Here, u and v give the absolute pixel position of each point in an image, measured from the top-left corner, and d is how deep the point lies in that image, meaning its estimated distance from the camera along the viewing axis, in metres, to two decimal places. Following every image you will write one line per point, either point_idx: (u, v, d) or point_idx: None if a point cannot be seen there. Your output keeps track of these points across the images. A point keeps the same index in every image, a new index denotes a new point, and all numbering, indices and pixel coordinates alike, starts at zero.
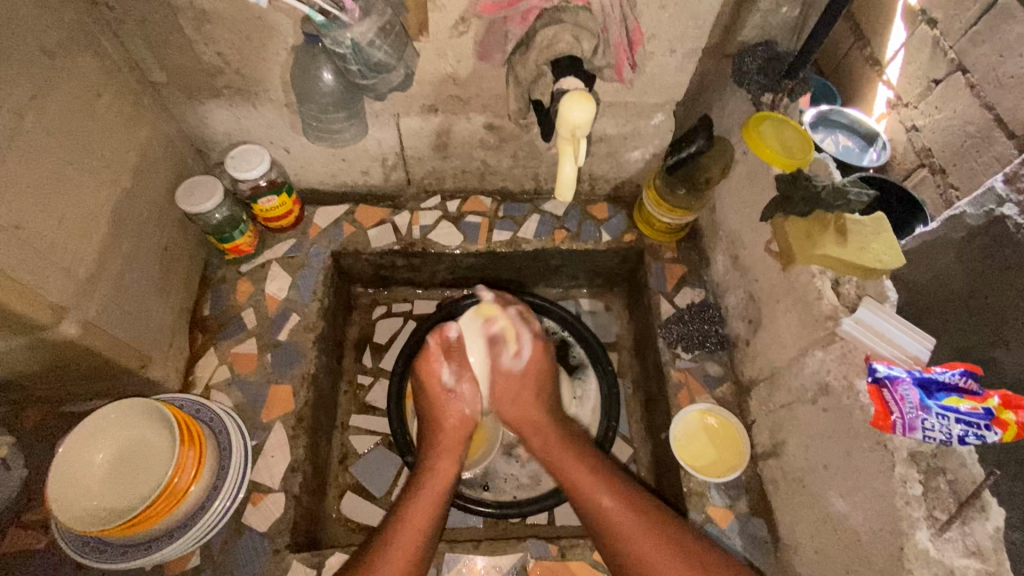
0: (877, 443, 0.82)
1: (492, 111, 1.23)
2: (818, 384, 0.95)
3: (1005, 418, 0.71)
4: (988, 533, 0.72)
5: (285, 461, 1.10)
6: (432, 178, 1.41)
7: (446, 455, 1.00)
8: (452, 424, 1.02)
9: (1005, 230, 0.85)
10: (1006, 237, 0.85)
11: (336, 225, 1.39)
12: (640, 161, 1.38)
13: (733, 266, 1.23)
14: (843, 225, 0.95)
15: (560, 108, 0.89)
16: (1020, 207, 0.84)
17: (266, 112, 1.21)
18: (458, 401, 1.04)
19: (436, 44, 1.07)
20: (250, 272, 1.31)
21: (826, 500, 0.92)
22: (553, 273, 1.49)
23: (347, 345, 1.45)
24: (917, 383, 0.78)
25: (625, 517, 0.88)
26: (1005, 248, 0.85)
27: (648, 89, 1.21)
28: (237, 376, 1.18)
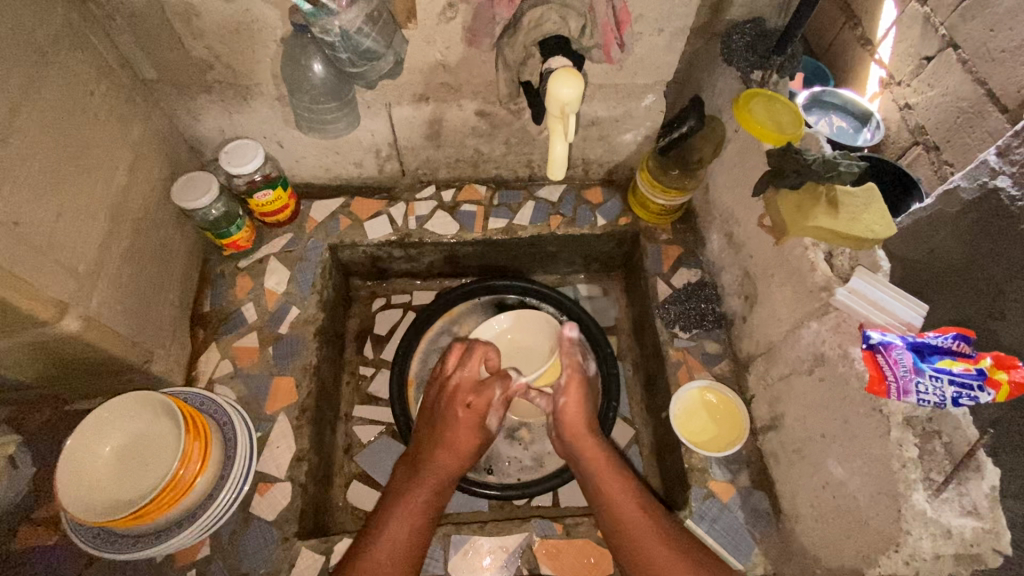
0: (873, 408, 0.83)
1: (483, 97, 1.23)
2: (814, 354, 0.96)
3: (998, 378, 0.73)
4: (984, 492, 0.75)
5: (290, 451, 1.12)
6: (426, 168, 1.41)
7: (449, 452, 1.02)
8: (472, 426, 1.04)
9: (999, 203, 0.84)
10: (1000, 208, 0.84)
11: (333, 218, 1.40)
12: (632, 143, 1.38)
13: (728, 244, 1.24)
14: (834, 197, 0.95)
15: (549, 85, 0.90)
16: (1013, 179, 0.83)
17: (259, 107, 1.21)
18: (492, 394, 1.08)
19: (425, 30, 1.07)
20: (249, 267, 1.32)
21: (825, 468, 0.93)
22: (550, 260, 1.50)
23: (348, 338, 1.46)
24: (910, 347, 0.79)
25: (650, 536, 0.91)
26: (999, 220, 0.84)
27: (638, 70, 1.20)
28: (239, 369, 1.20)
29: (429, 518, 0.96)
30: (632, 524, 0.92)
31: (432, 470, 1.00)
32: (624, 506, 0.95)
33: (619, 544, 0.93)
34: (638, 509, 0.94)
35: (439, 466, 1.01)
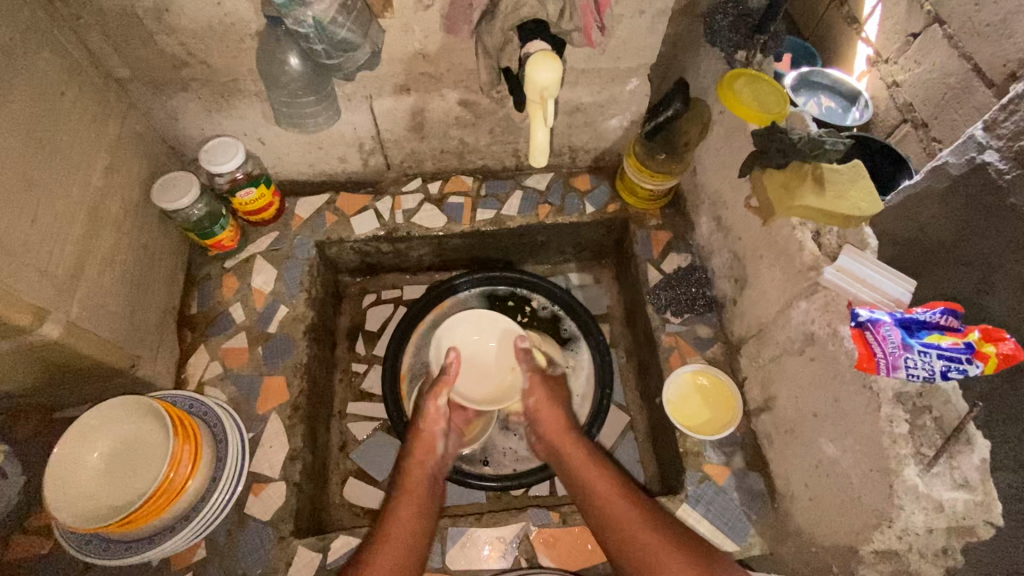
0: (863, 385, 0.83)
1: (465, 86, 1.21)
2: (804, 334, 0.95)
3: (986, 351, 0.73)
4: (975, 464, 0.76)
5: (283, 450, 1.11)
6: (411, 161, 1.40)
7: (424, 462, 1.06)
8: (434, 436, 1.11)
9: (987, 178, 0.83)
10: (989, 183, 0.83)
11: (319, 215, 1.38)
12: (618, 129, 1.37)
13: (717, 227, 1.23)
14: (820, 174, 0.93)
15: (527, 70, 0.88)
16: (1001, 154, 0.82)
17: (238, 103, 1.19)
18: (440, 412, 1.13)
19: (402, 19, 1.04)
20: (235, 267, 1.31)
21: (818, 447, 0.93)
22: (540, 249, 1.50)
23: (340, 335, 1.45)
24: (899, 323, 0.79)
25: (640, 527, 0.91)
26: (988, 195, 0.83)
27: (620, 53, 1.19)
28: (229, 371, 1.19)
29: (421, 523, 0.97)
30: (620, 517, 0.93)
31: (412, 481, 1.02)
32: (611, 499, 0.96)
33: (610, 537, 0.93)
34: (626, 502, 0.95)
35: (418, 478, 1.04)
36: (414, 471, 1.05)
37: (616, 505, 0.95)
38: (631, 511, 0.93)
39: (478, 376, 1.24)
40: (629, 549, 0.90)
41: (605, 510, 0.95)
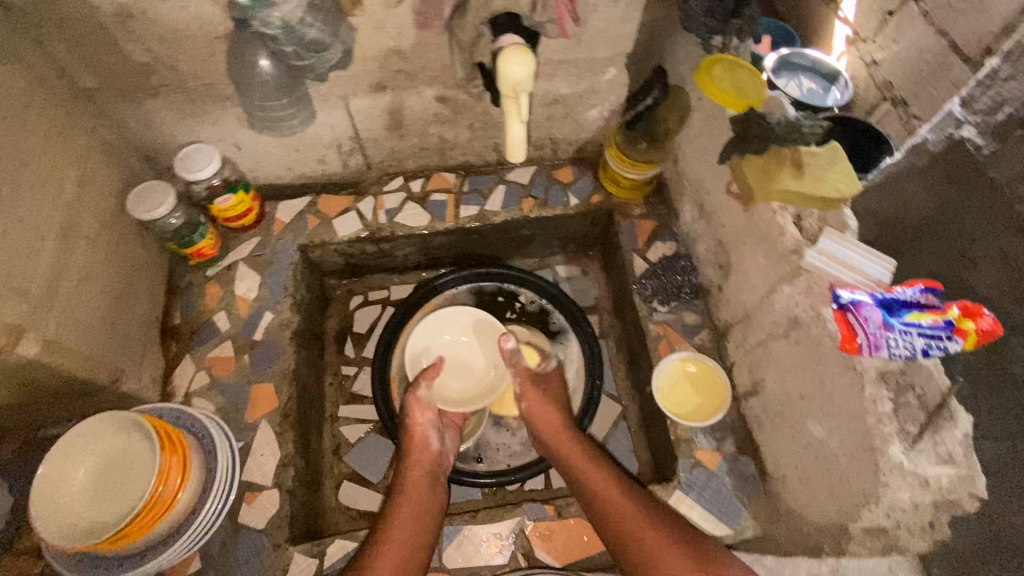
0: (847, 366, 0.84)
1: (441, 82, 1.19)
2: (789, 318, 0.96)
3: (965, 327, 0.73)
4: (958, 439, 0.76)
5: (275, 457, 1.10)
6: (392, 160, 1.38)
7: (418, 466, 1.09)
8: (424, 434, 1.14)
9: (969, 155, 0.81)
10: (970, 161, 0.81)
11: (301, 218, 1.36)
12: (599, 119, 1.36)
13: (700, 215, 1.23)
14: (798, 158, 0.94)
15: (499, 64, 0.87)
16: (981, 130, 0.79)
17: (211, 108, 1.17)
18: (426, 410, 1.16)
19: (374, 17, 1.02)
20: (217, 275, 1.29)
21: (806, 429, 0.94)
22: (526, 243, 1.49)
23: (328, 338, 1.44)
24: (880, 304, 0.79)
25: (637, 521, 0.92)
26: (969, 173, 0.81)
27: (597, 43, 1.17)
28: (216, 380, 1.18)
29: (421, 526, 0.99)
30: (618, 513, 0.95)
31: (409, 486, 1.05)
32: (609, 496, 0.98)
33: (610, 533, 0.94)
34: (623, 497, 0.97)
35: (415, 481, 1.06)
36: (410, 475, 1.08)
37: (613, 500, 0.97)
38: (628, 506, 0.95)
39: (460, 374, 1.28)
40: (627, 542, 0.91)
41: (604, 506, 0.97)
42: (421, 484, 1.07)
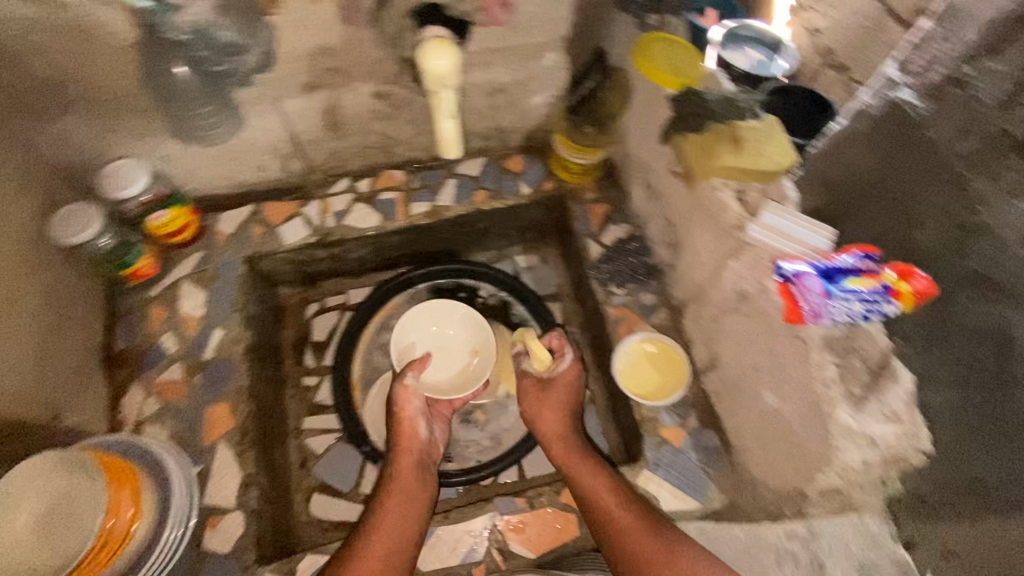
0: (793, 335, 0.86)
1: (376, 78, 1.15)
2: (737, 292, 0.98)
3: (900, 290, 0.75)
4: (901, 397, 0.78)
5: (237, 478, 1.07)
6: (335, 161, 1.34)
7: (406, 461, 1.07)
8: (412, 424, 1.12)
9: (905, 115, 0.76)
10: (907, 120, 0.76)
11: (244, 228, 1.31)
12: (543, 105, 1.34)
13: (649, 195, 1.24)
14: (737, 134, 0.93)
15: (421, 59, 0.85)
16: (915, 89, 0.75)
17: (133, 121, 1.10)
18: (414, 399, 1.13)
19: (294, 15, 0.98)
20: (160, 295, 1.24)
21: (762, 398, 0.97)
22: (483, 236, 1.47)
23: (286, 349, 1.40)
24: (821, 273, 0.80)
25: (630, 525, 0.93)
26: (908, 134, 0.76)
27: (531, 27, 1.15)
28: (168, 405, 1.13)
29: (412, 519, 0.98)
30: (614, 516, 0.95)
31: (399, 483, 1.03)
32: (606, 499, 0.98)
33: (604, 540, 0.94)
34: (618, 501, 0.97)
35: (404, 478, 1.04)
36: (399, 470, 1.06)
37: (609, 504, 0.97)
38: (622, 510, 0.95)
39: (444, 366, 1.30)
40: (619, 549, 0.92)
41: (600, 510, 0.97)
42: (409, 478, 1.05)
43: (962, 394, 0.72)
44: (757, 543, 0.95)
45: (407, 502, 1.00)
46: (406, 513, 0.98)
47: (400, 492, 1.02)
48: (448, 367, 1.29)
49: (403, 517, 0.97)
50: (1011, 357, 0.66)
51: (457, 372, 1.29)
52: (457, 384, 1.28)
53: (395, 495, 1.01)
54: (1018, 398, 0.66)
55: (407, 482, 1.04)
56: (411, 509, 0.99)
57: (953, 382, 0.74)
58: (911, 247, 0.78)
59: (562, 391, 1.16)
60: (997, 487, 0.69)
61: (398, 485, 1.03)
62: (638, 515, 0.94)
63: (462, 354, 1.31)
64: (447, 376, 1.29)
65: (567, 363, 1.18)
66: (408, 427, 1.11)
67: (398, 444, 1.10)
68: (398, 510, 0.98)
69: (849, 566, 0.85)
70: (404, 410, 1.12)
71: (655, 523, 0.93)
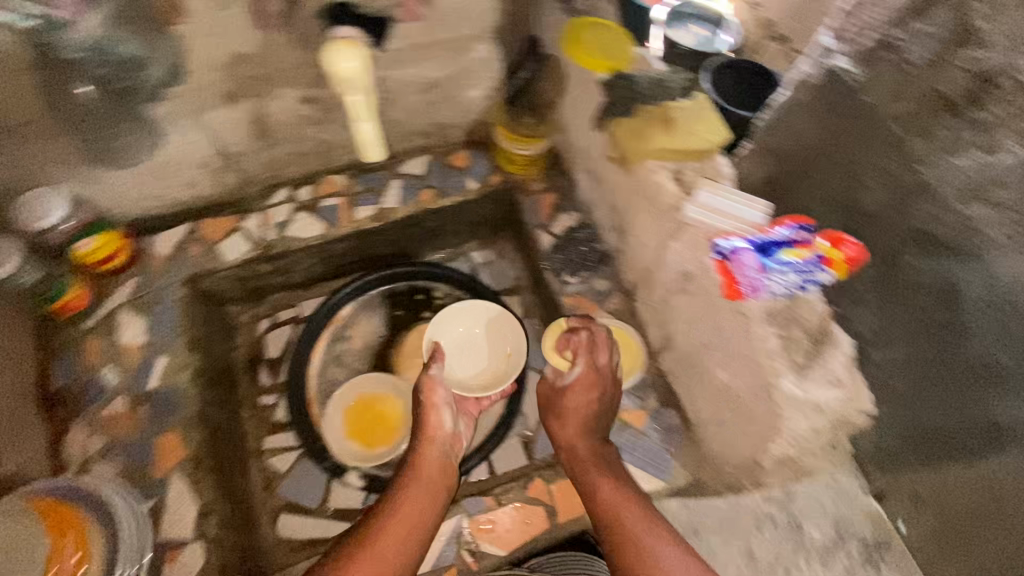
0: (735, 311, 0.87)
1: (302, 83, 1.12)
2: (681, 273, 0.98)
3: (833, 257, 0.77)
4: (843, 364, 0.81)
5: (194, 508, 1.03)
6: (271, 171, 1.29)
7: (429, 449, 1.05)
8: (439, 414, 1.10)
9: (843, 84, 0.76)
10: (846, 89, 0.75)
11: (182, 248, 1.26)
12: (481, 98, 1.33)
13: (593, 181, 1.23)
14: (667, 115, 0.95)
15: (325, 60, 0.81)
16: (851, 57, 0.74)
17: (45, 145, 1.03)
18: (440, 388, 1.12)
19: (204, 22, 0.96)
20: (97, 327, 1.18)
21: (713, 374, 0.98)
22: (435, 235, 1.44)
23: (239, 370, 1.36)
24: (756, 247, 0.81)
25: (633, 518, 0.88)
26: (849, 102, 0.75)
27: (457, 20, 1.13)
28: (114, 440, 1.08)
29: (423, 503, 0.95)
30: (619, 508, 0.90)
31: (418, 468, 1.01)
32: (614, 491, 0.93)
33: (604, 537, 0.88)
34: (626, 495, 0.92)
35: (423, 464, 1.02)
36: (421, 458, 1.04)
37: (616, 497, 0.92)
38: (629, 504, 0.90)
39: (469, 364, 1.25)
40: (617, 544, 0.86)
41: (606, 501, 0.92)
42: (428, 466, 1.02)
43: (909, 350, 0.75)
44: (736, 509, 0.97)
45: (421, 487, 0.98)
46: (426, 499, 0.96)
47: (417, 477, 0.99)
48: (472, 365, 1.25)
49: (413, 501, 0.95)
50: (955, 308, 0.69)
51: (482, 371, 1.25)
52: (485, 383, 1.24)
53: (411, 481, 0.99)
54: (966, 345, 0.69)
55: (426, 469, 1.01)
56: (424, 496, 0.96)
57: (906, 339, 0.75)
58: (859, 215, 0.77)
59: (578, 401, 1.07)
60: (951, 434, 0.74)
61: (417, 470, 1.01)
62: (643, 510, 0.89)
63: (495, 355, 1.27)
64: (473, 375, 1.24)
65: (582, 368, 1.08)
66: (433, 419, 1.09)
67: (423, 433, 1.08)
68: (410, 494, 0.96)
69: (823, 522, 0.91)
70: (431, 399, 1.11)
71: (660, 521, 0.87)
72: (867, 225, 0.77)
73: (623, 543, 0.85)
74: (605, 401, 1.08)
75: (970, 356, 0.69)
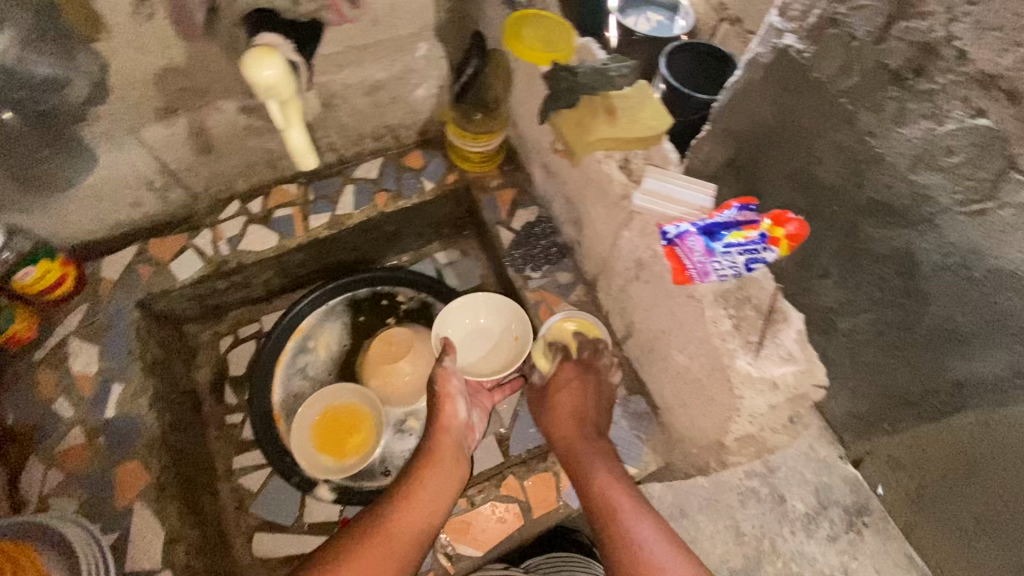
0: (688, 295, 0.88)
1: (240, 93, 1.10)
2: (636, 261, 0.99)
3: (777, 236, 0.76)
4: (794, 338, 0.83)
5: (160, 537, 1.00)
6: (219, 185, 1.26)
7: (443, 438, 0.98)
8: (453, 404, 1.04)
9: (796, 63, 0.73)
10: (801, 68, 0.73)
11: (131, 271, 1.22)
12: (428, 97, 1.31)
13: (548, 174, 1.23)
14: (610, 104, 0.95)
15: (245, 69, 0.79)
16: (801, 36, 0.71)
17: None
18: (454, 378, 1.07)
19: (125, 38, 0.92)
20: (45, 359, 1.13)
21: (673, 359, 0.99)
22: (395, 238, 1.43)
23: (203, 391, 1.33)
24: (702, 231, 0.81)
25: (630, 512, 0.82)
26: (805, 82, 0.73)
27: (394, 20, 1.11)
28: (71, 475, 1.04)
29: (429, 495, 0.89)
30: (617, 501, 0.84)
31: (429, 457, 0.94)
32: (614, 484, 0.87)
33: (602, 534, 0.82)
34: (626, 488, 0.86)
35: (434, 453, 0.95)
36: (432, 445, 0.97)
37: (615, 490, 0.86)
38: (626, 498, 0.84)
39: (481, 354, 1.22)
40: (613, 542, 0.80)
41: (604, 493, 0.86)
42: (439, 455, 0.95)
43: (878, 315, 0.78)
44: (719, 488, 1.06)
45: (429, 479, 0.91)
46: (435, 490, 0.90)
47: (427, 467, 0.92)
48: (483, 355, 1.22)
49: (419, 492, 0.88)
50: (911, 276, 0.71)
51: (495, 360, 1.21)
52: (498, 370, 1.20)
53: (420, 470, 0.92)
54: (928, 309, 0.72)
55: (437, 457, 0.94)
56: (432, 488, 0.90)
57: (870, 304, 0.79)
58: (816, 191, 0.78)
59: (567, 399, 1.03)
60: (921, 398, 0.79)
61: (427, 459, 0.94)
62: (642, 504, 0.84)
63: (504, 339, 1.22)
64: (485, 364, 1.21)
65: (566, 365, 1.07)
66: (447, 409, 1.03)
67: (437, 421, 1.01)
68: (415, 485, 0.89)
69: (805, 492, 1.02)
70: (446, 387, 1.05)
71: (658, 517, 0.82)
72: (821, 201, 0.78)
73: (617, 539, 0.80)
74: (601, 397, 1.03)
75: (932, 320, 0.72)
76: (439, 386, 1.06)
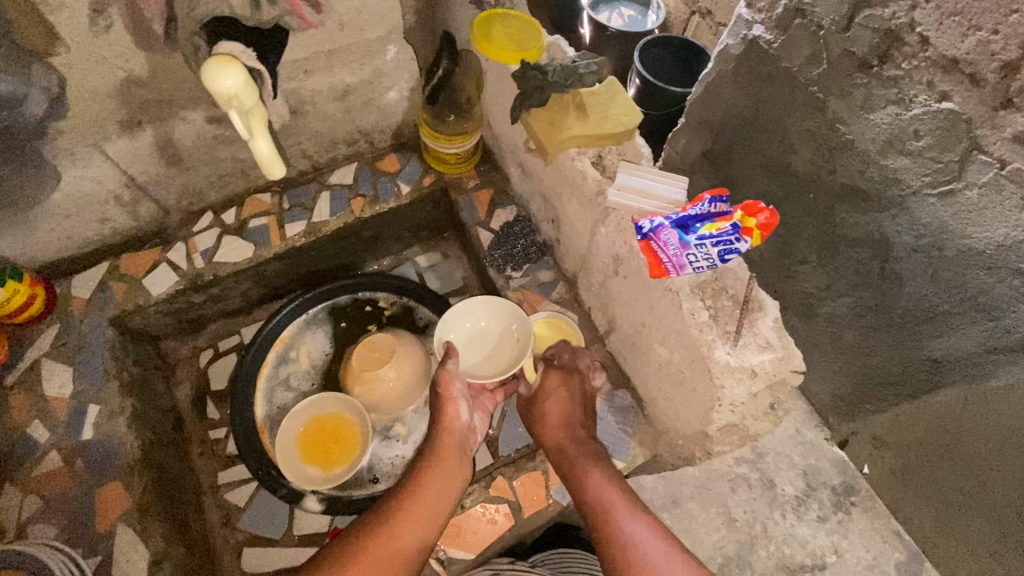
0: (665, 289, 0.88)
1: (207, 102, 1.08)
2: (613, 256, 0.99)
3: (749, 226, 0.78)
4: (770, 327, 0.84)
5: (144, 558, 0.99)
6: (190, 197, 1.24)
7: (448, 439, 0.93)
8: (457, 405, 0.98)
9: (762, 52, 0.76)
10: (766, 57, 0.76)
11: (102, 288, 1.19)
12: (401, 100, 1.30)
13: (524, 173, 1.23)
14: (580, 101, 0.96)
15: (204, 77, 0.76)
16: (767, 25, 0.75)
17: None
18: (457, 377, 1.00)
19: (85, 51, 0.90)
20: (16, 383, 1.10)
21: (655, 352, 0.99)
22: (374, 244, 1.42)
23: (183, 407, 1.31)
24: (676, 224, 0.83)
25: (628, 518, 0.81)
26: (772, 70, 0.76)
27: (362, 23, 1.10)
28: (49, 500, 1.00)
29: (433, 500, 0.85)
30: (616, 508, 0.82)
31: (433, 458, 0.90)
32: (613, 489, 0.85)
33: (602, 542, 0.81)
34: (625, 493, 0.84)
35: (439, 455, 0.90)
36: (436, 447, 0.92)
37: (614, 496, 0.84)
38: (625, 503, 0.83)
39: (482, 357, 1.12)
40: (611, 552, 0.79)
41: (602, 499, 0.84)
42: (444, 457, 0.91)
43: (856, 297, 0.80)
44: (710, 476, 1.02)
45: (433, 483, 0.86)
46: (441, 495, 0.86)
47: (431, 471, 0.88)
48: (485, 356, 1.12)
49: (422, 497, 0.84)
50: (887, 258, 0.73)
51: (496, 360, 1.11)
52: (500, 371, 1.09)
53: (423, 473, 0.87)
54: (902, 289, 0.73)
55: (441, 460, 0.90)
56: (436, 493, 0.85)
57: (847, 288, 0.81)
58: (791, 178, 0.80)
59: (554, 408, 0.99)
60: (902, 377, 0.81)
61: (430, 462, 0.89)
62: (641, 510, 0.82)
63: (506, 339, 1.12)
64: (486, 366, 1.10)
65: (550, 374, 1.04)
66: (450, 409, 0.97)
67: (441, 421, 0.96)
68: (419, 489, 0.85)
69: (793, 476, 1.01)
70: (449, 386, 0.99)
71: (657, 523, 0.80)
72: (796, 189, 0.80)
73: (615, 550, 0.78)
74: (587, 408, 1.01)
75: (906, 299, 0.73)
76: (443, 384, 0.99)
